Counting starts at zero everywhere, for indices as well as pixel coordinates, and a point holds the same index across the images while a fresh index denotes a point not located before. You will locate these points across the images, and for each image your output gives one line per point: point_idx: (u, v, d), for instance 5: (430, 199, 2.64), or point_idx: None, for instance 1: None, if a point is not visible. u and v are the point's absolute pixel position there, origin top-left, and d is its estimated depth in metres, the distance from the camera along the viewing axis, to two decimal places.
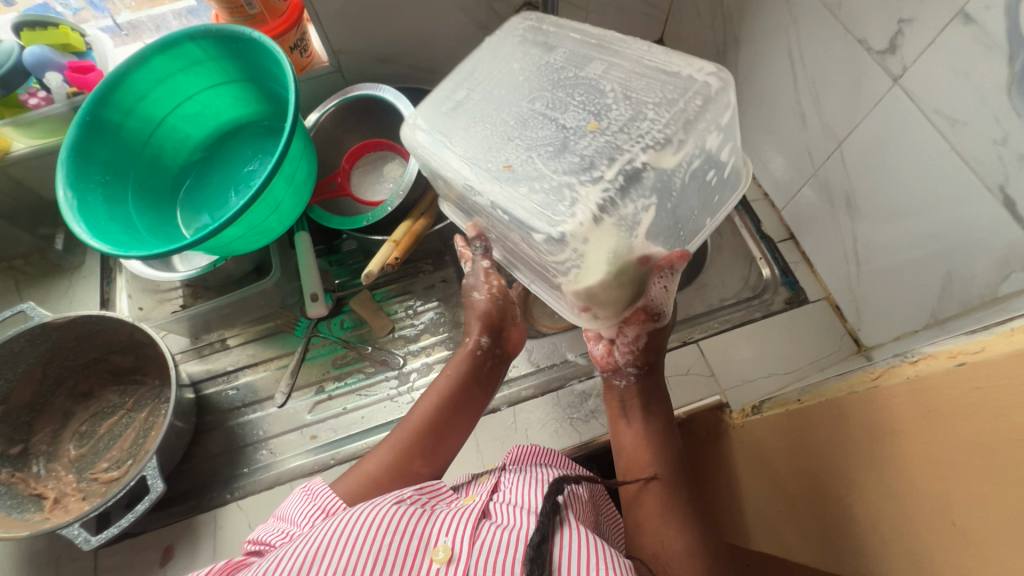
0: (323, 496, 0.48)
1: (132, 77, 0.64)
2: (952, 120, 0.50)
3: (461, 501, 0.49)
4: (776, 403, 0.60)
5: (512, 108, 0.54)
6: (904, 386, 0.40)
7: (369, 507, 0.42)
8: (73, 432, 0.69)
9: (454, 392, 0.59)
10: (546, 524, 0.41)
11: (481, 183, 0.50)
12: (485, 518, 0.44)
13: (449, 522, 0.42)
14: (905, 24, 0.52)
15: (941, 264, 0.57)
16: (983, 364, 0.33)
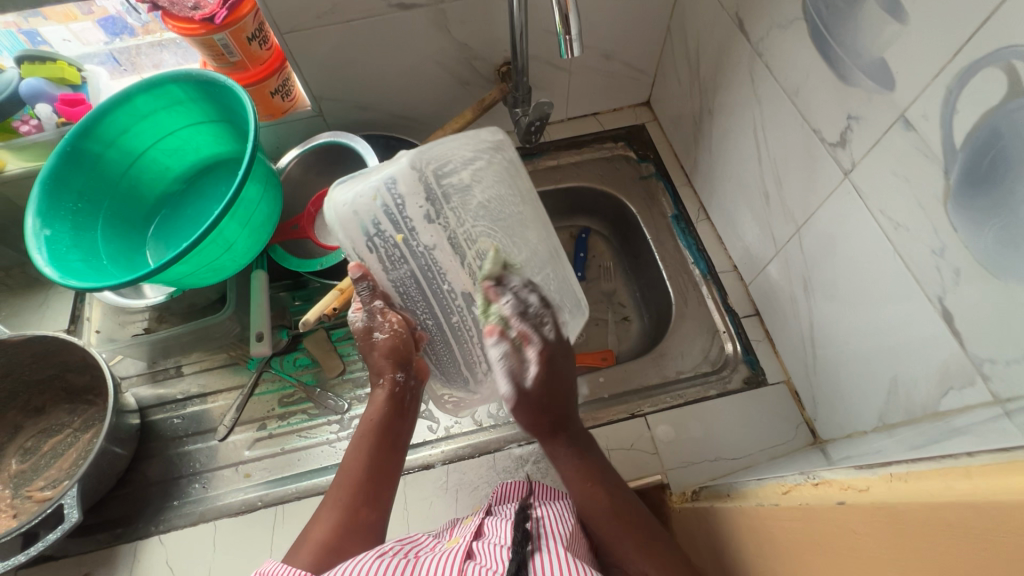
0: (282, 572, 0.43)
1: (114, 114, 0.67)
2: (895, 223, 0.49)
3: (445, 545, 0.49)
4: (710, 493, 0.58)
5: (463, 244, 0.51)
6: (800, 509, 0.38)
7: (353, 564, 0.42)
8: (18, 447, 0.71)
9: (373, 436, 0.57)
10: (518, 553, 0.43)
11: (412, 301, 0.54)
12: (469, 558, 0.44)
13: (433, 570, 0.42)
14: (854, 120, 0.51)
15: (888, 368, 0.54)
16: (863, 506, 0.31)
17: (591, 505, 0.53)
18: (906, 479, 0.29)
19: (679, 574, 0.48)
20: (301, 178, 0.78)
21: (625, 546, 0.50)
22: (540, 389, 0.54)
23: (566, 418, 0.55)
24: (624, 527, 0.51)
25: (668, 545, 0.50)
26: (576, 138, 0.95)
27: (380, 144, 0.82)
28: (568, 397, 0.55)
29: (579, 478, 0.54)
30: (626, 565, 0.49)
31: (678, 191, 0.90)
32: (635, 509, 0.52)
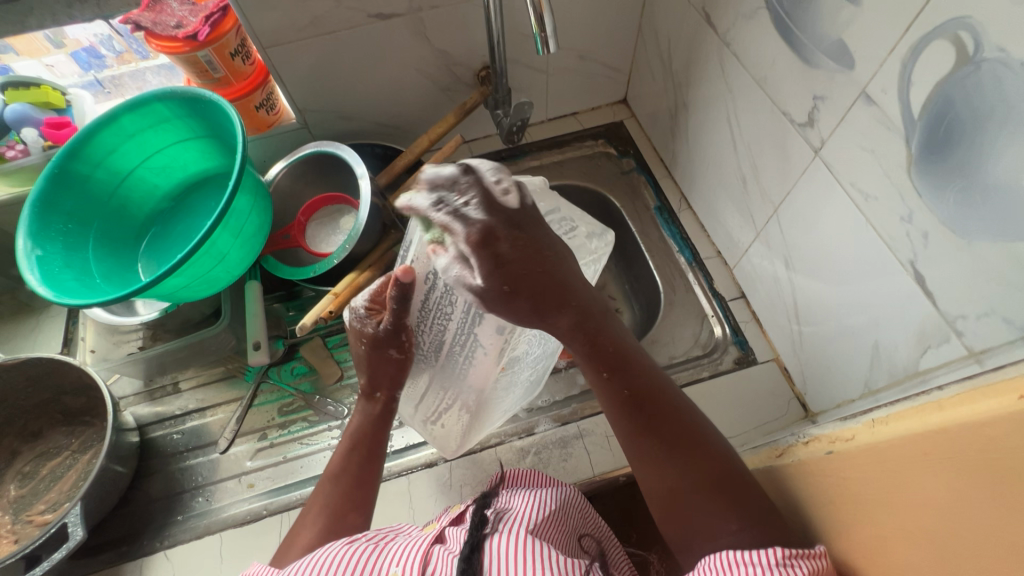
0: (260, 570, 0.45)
1: (101, 134, 0.68)
2: (866, 195, 0.51)
3: (421, 531, 0.51)
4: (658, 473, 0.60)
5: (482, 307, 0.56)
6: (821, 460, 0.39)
7: (321, 553, 0.44)
8: (16, 472, 0.70)
9: (364, 442, 0.58)
10: (475, 535, 0.44)
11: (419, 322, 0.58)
12: (438, 544, 0.45)
13: (399, 554, 0.44)
14: (820, 100, 0.54)
15: (869, 335, 0.56)
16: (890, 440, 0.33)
17: (613, 398, 0.50)
18: (888, 422, 0.34)
19: (712, 471, 0.46)
20: (289, 188, 0.79)
21: (655, 445, 0.48)
22: (511, 251, 0.48)
23: (551, 276, 0.50)
24: (655, 416, 0.49)
25: (708, 442, 0.47)
26: (557, 138, 0.97)
27: (366, 152, 0.84)
28: (556, 267, 0.50)
29: (597, 358, 0.51)
30: (656, 463, 0.47)
31: (659, 183, 0.92)
32: (669, 402, 0.49)
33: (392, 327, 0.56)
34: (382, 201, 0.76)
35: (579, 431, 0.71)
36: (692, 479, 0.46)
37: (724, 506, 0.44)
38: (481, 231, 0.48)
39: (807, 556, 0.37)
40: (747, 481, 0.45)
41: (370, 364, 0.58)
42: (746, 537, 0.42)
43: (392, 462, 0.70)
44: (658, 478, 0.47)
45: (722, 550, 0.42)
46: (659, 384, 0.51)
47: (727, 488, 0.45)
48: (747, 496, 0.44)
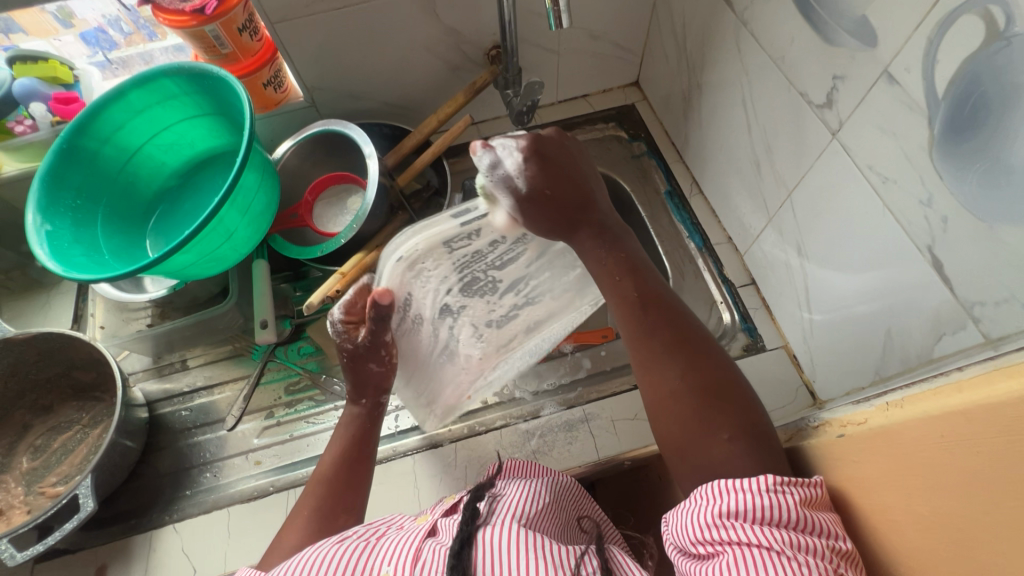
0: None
1: (108, 109, 0.67)
2: (883, 177, 0.50)
3: (414, 523, 0.50)
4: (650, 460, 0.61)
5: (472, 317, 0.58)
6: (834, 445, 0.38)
7: (312, 552, 0.44)
8: (28, 445, 0.71)
9: (352, 445, 0.58)
10: (465, 530, 0.43)
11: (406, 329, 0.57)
12: (430, 538, 0.45)
13: (392, 551, 0.44)
14: (839, 80, 0.52)
15: (882, 321, 0.55)
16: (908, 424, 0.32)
17: (624, 299, 0.51)
18: (902, 406, 0.34)
19: (710, 379, 0.47)
20: (297, 167, 0.78)
21: (659, 345, 0.49)
22: (552, 158, 0.50)
23: (585, 185, 0.53)
24: (659, 320, 0.50)
25: (707, 351, 0.49)
26: (567, 120, 0.96)
27: (374, 132, 0.83)
28: (589, 180, 0.54)
29: (608, 269, 0.52)
30: (660, 368, 0.49)
31: (670, 167, 0.91)
32: (674, 311, 0.51)
33: (370, 342, 0.55)
34: (390, 181, 0.75)
35: (585, 415, 0.70)
36: (692, 382, 0.47)
37: (721, 413, 0.45)
38: (528, 141, 0.49)
39: (799, 484, 0.38)
40: (740, 390, 0.48)
41: (353, 374, 0.57)
42: (737, 447, 0.44)
43: (398, 442, 0.70)
44: (660, 380, 0.48)
45: (713, 457, 0.44)
46: (663, 292, 0.52)
47: (722, 397, 0.46)
48: (740, 407, 0.46)
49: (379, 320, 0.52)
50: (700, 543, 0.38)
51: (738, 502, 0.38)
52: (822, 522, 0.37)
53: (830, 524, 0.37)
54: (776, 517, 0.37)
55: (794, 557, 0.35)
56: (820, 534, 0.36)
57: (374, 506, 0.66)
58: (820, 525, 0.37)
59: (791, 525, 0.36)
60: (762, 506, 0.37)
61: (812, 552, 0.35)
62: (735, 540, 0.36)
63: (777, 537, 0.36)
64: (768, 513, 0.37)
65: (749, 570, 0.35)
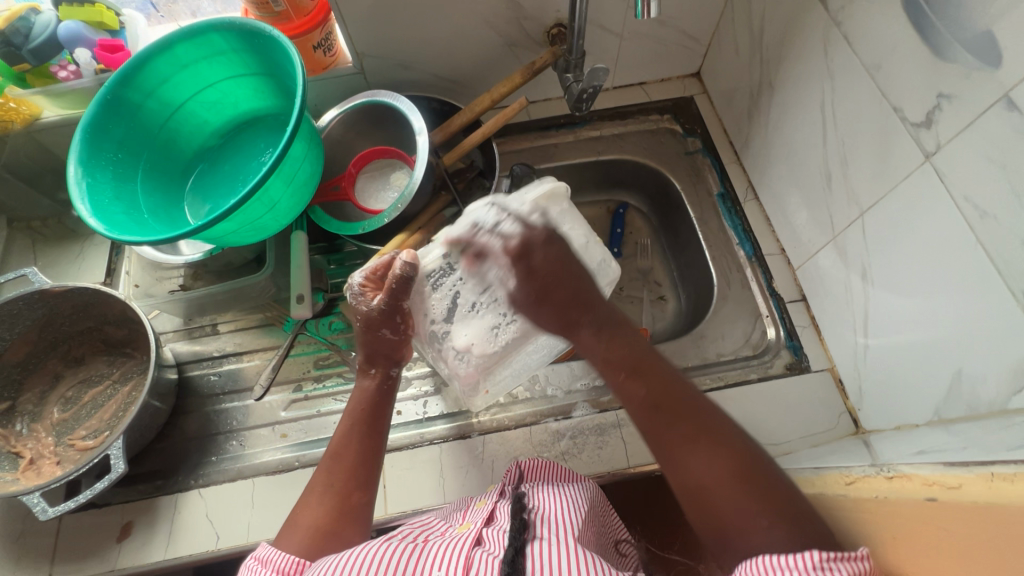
0: (276, 558, 0.46)
1: (155, 61, 0.64)
2: (981, 212, 0.47)
3: (456, 530, 0.50)
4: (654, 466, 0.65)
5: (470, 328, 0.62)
6: (912, 505, 0.36)
7: (360, 550, 0.43)
8: (59, 396, 0.71)
9: (362, 417, 0.58)
10: (518, 539, 0.44)
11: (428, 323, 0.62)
12: (478, 546, 0.45)
13: (441, 556, 0.43)
14: (945, 99, 0.49)
15: (951, 361, 0.53)
16: (1006, 506, 0.30)
17: (631, 399, 0.51)
18: (1012, 482, 0.30)
19: (740, 462, 0.44)
20: (341, 137, 0.75)
21: (678, 439, 0.47)
22: (541, 264, 0.56)
23: (575, 285, 0.56)
24: (673, 418, 0.48)
25: (729, 433, 0.46)
26: (621, 108, 0.91)
27: (422, 106, 0.80)
28: (577, 277, 0.57)
29: (614, 367, 0.53)
30: (684, 457, 0.46)
31: (725, 168, 0.87)
32: (688, 403, 0.49)
33: (388, 307, 0.58)
34: (437, 160, 0.73)
35: (618, 420, 0.69)
36: (720, 471, 0.44)
37: (755, 498, 0.42)
38: (518, 246, 0.55)
39: (846, 559, 0.36)
40: (775, 474, 0.44)
41: (366, 341, 0.60)
42: (777, 533, 0.40)
43: (424, 428, 0.70)
44: (685, 471, 0.46)
45: (751, 547, 0.41)
46: (677, 382, 0.51)
47: (756, 479, 0.43)
48: (777, 488, 0.43)
49: (400, 289, 0.58)
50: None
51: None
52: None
53: None
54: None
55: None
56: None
57: (398, 491, 0.65)
58: None
59: None
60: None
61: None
62: None
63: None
64: None
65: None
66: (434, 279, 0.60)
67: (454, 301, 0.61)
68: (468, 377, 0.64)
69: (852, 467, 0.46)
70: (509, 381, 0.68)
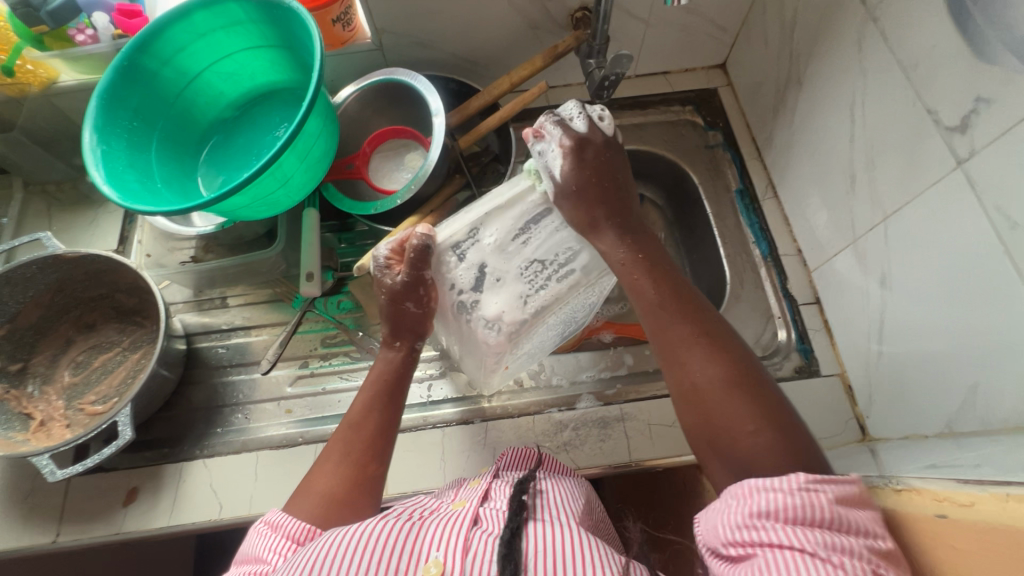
0: (286, 524, 0.47)
1: (174, 28, 0.64)
2: (1012, 223, 0.45)
3: (450, 508, 0.50)
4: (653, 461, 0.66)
5: (501, 299, 0.57)
6: (922, 521, 0.36)
7: (357, 527, 0.43)
8: (70, 360, 0.72)
9: (384, 389, 0.57)
10: (515, 520, 0.44)
11: (459, 299, 0.57)
12: (475, 524, 0.45)
13: (439, 535, 0.44)
14: (982, 104, 0.47)
15: (968, 375, 0.52)
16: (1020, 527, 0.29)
17: (641, 301, 0.51)
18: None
19: (735, 367, 0.45)
20: (356, 114, 0.74)
21: (678, 337, 0.48)
22: (593, 160, 0.54)
23: (610, 191, 0.55)
24: (677, 317, 0.49)
25: (730, 342, 0.47)
26: (642, 98, 0.89)
27: (439, 86, 0.79)
28: (617, 188, 0.55)
29: (627, 267, 0.53)
30: (684, 360, 0.47)
31: (746, 164, 0.85)
32: (696, 309, 0.49)
33: (410, 279, 0.55)
34: (452, 142, 0.72)
35: (622, 414, 0.68)
36: (714, 374, 0.45)
37: (747, 403, 0.43)
38: (574, 141, 0.54)
39: (832, 482, 0.37)
40: (768, 383, 0.45)
41: (389, 314, 0.58)
42: (763, 439, 0.41)
43: (428, 412, 0.71)
44: (683, 374, 0.46)
45: (742, 453, 0.42)
46: (685, 290, 0.51)
47: (750, 385, 0.44)
48: (768, 395, 0.44)
49: (420, 259, 0.54)
50: (732, 545, 0.37)
51: (767, 501, 0.36)
52: (857, 521, 0.36)
53: (867, 522, 0.36)
54: (807, 517, 0.36)
55: (827, 558, 0.34)
56: (854, 533, 0.35)
57: (399, 472, 0.66)
58: (855, 523, 0.36)
59: (822, 523, 0.35)
60: (793, 506, 0.36)
61: (847, 552, 0.34)
62: (766, 542, 0.35)
63: (810, 539, 0.34)
64: (800, 512, 0.36)
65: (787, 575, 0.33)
66: (457, 249, 0.56)
67: (480, 266, 0.56)
68: (498, 347, 0.59)
69: (857, 477, 0.45)
70: (523, 361, 0.65)
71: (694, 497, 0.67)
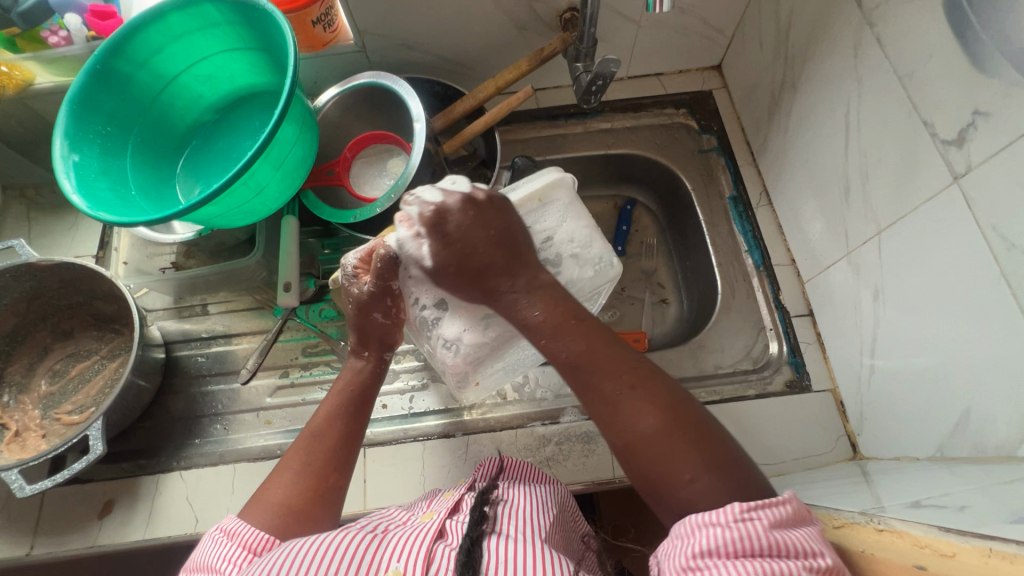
0: (242, 532, 0.46)
1: (146, 31, 0.62)
2: (1009, 243, 0.43)
3: (418, 519, 0.49)
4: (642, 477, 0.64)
5: (465, 316, 0.55)
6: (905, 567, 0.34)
7: (311, 538, 0.42)
8: (47, 368, 0.71)
9: (350, 399, 0.56)
10: (474, 531, 0.44)
11: (424, 314, 0.56)
12: (440, 537, 0.44)
13: (401, 547, 0.43)
14: (980, 117, 0.45)
15: (960, 399, 0.50)
16: None
17: (556, 361, 0.46)
18: (1014, 562, 0.28)
19: (665, 415, 0.42)
20: (337, 119, 0.72)
21: (603, 397, 0.44)
22: (455, 233, 0.48)
23: (496, 254, 0.48)
24: (598, 375, 0.44)
25: (655, 386, 0.44)
26: (635, 100, 0.87)
27: (424, 89, 0.77)
28: (503, 237, 0.49)
29: (536, 331, 0.47)
30: (611, 416, 0.43)
31: (740, 170, 0.82)
32: (616, 353, 0.45)
33: (376, 289, 0.53)
34: (435, 147, 0.70)
35: None
36: (645, 428, 0.42)
37: (683, 453, 0.41)
38: (453, 202, 0.48)
39: (767, 506, 0.36)
40: (703, 422, 0.42)
41: (357, 325, 0.56)
42: (701, 486, 0.40)
43: (409, 425, 0.69)
44: (613, 430, 0.43)
45: (680, 501, 0.40)
46: (604, 331, 0.47)
47: (683, 432, 0.41)
48: (701, 435, 0.42)
49: (387, 271, 0.52)
50: None
51: (709, 538, 0.36)
52: (795, 542, 0.35)
53: (802, 543, 0.35)
54: (748, 547, 0.35)
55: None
56: (795, 555, 0.35)
57: (378, 487, 0.64)
58: (794, 547, 0.35)
59: (762, 552, 0.35)
60: (733, 539, 0.35)
61: None
62: None
63: (752, 570, 0.34)
64: (738, 545, 0.35)
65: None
66: None
67: (442, 287, 0.55)
68: (456, 368, 0.58)
69: (841, 509, 0.44)
70: (502, 377, 0.63)
71: None
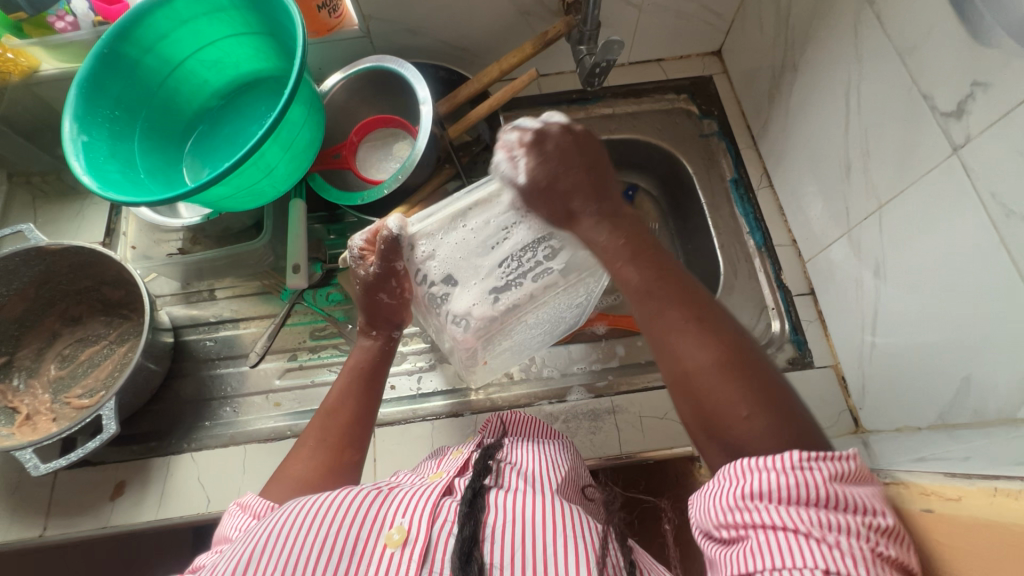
0: (253, 502, 0.47)
1: (154, 14, 0.62)
2: (1008, 211, 0.44)
3: (428, 479, 0.49)
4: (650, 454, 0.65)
5: (475, 293, 0.54)
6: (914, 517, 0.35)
7: (321, 496, 0.44)
8: (56, 354, 0.72)
9: (359, 377, 0.57)
10: (478, 484, 0.45)
11: (433, 293, 0.54)
12: (448, 494, 0.45)
13: (406, 502, 0.44)
14: (979, 88, 0.46)
15: (961, 366, 0.51)
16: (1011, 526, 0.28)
17: (624, 286, 0.48)
18: (1019, 499, 0.29)
19: (727, 347, 0.42)
20: (342, 102, 0.73)
21: (668, 324, 0.44)
22: (557, 150, 0.49)
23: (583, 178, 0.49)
24: (665, 304, 0.45)
25: (723, 321, 0.44)
26: (636, 85, 0.88)
27: (428, 74, 0.78)
28: (590, 168, 0.50)
29: (610, 255, 0.49)
30: (670, 345, 0.44)
31: (740, 153, 0.83)
32: (688, 288, 0.46)
33: (381, 271, 0.54)
34: (441, 131, 0.70)
35: (612, 407, 0.67)
36: (705, 359, 0.42)
37: (738, 387, 0.40)
38: (534, 135, 0.49)
39: (829, 459, 0.35)
40: (764, 363, 0.42)
41: (364, 305, 0.57)
42: (759, 425, 0.39)
43: (417, 405, 0.70)
44: (670, 361, 0.43)
45: (733, 438, 0.40)
46: (679, 270, 0.48)
47: (742, 366, 0.41)
48: (764, 377, 0.41)
49: (391, 253, 0.52)
50: (723, 528, 0.36)
51: (761, 482, 0.35)
52: (857, 498, 0.34)
53: (865, 498, 0.34)
54: (804, 496, 0.34)
55: (821, 538, 0.32)
56: (853, 509, 0.34)
57: (388, 466, 0.65)
58: (853, 501, 0.34)
59: (818, 502, 0.34)
60: (789, 485, 0.34)
61: (843, 531, 0.33)
62: (760, 523, 0.34)
63: (803, 518, 0.33)
64: (795, 493, 0.34)
65: (779, 558, 0.32)
66: (429, 241, 0.51)
67: (452, 262, 0.52)
68: (467, 344, 0.57)
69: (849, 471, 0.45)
70: (509, 358, 0.64)
71: (687, 489, 0.66)
